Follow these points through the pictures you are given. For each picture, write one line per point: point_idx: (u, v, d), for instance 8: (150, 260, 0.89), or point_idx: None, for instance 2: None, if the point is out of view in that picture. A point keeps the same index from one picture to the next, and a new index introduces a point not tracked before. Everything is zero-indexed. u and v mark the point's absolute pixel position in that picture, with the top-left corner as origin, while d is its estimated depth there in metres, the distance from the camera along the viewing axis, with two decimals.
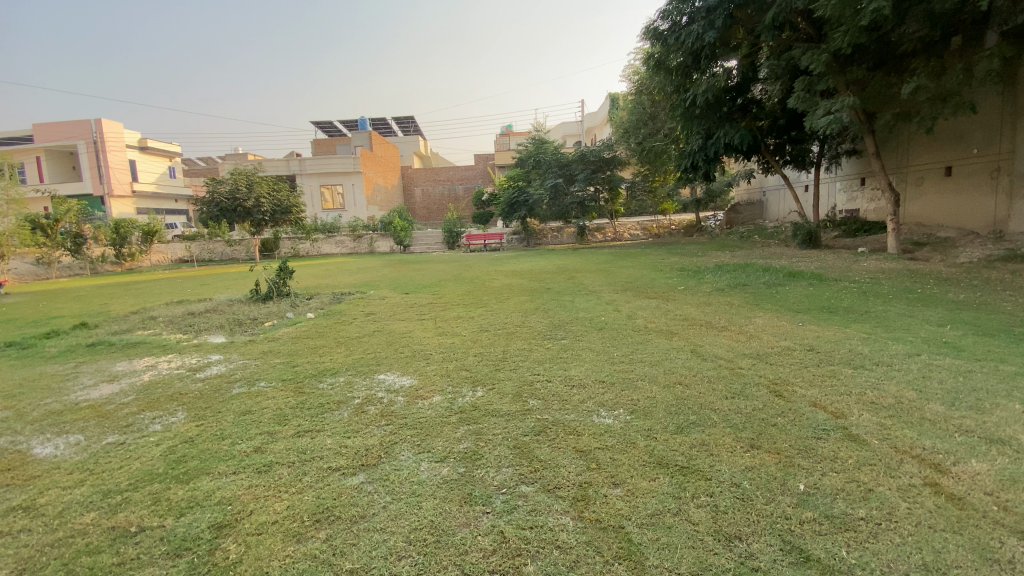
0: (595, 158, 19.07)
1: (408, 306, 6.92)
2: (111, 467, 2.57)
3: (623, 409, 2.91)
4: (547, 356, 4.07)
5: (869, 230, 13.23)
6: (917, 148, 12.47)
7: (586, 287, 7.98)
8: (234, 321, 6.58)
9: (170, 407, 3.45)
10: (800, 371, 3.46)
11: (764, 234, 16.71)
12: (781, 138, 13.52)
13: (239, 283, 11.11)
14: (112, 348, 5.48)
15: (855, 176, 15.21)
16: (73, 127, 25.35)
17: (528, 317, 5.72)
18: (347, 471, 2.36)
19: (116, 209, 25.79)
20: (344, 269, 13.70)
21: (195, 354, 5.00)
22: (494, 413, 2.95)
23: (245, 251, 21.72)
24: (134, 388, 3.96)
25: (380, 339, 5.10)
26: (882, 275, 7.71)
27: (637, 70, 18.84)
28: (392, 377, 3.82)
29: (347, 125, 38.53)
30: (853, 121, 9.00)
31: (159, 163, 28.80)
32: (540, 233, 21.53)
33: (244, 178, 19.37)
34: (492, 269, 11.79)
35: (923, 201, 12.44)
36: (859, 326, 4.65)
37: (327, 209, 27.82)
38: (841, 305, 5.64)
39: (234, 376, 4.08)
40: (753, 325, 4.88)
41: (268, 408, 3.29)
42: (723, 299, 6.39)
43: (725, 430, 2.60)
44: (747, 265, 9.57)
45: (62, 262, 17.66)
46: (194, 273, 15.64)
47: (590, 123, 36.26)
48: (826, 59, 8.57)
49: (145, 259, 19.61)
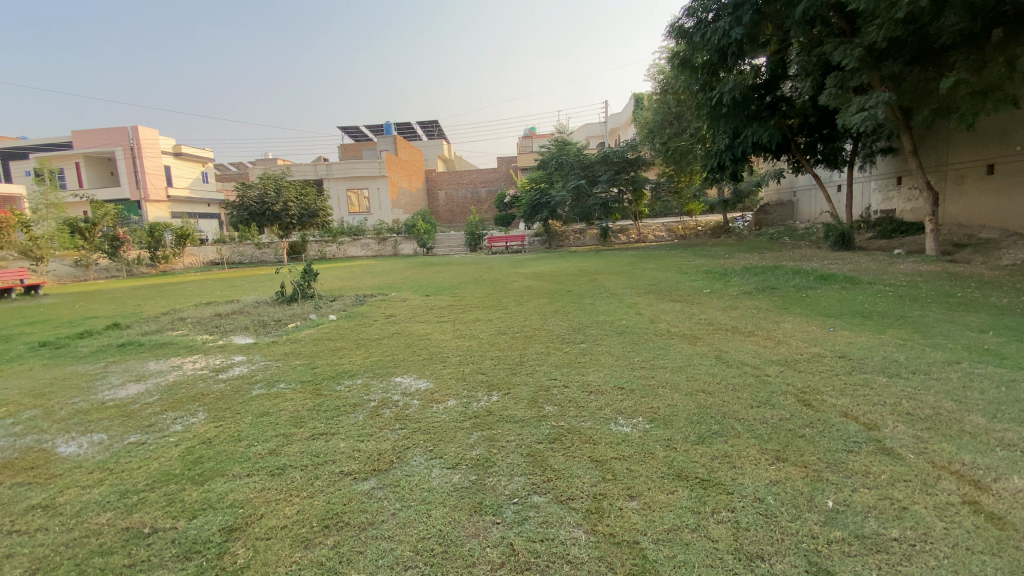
0: (618, 160, 18.87)
1: (428, 309, 6.93)
2: (129, 467, 2.62)
3: (642, 417, 2.83)
4: (565, 361, 4.00)
5: (905, 231, 12.71)
6: (957, 145, 11.92)
7: (608, 289, 7.86)
8: (259, 322, 6.71)
9: (191, 407, 3.52)
10: (830, 379, 3.30)
11: (794, 236, 16.25)
12: (812, 136, 13.13)
13: (265, 285, 11.33)
14: (141, 348, 5.64)
15: (890, 175, 14.66)
16: (112, 134, 26.38)
17: (547, 320, 5.65)
18: (359, 476, 2.34)
19: (152, 213, 26.71)
20: (367, 272, 13.86)
21: (218, 355, 5.10)
22: (508, 419, 2.89)
23: (273, 254, 22.23)
24: (159, 388, 4.06)
25: (399, 341, 5.11)
26: (920, 278, 7.38)
27: (661, 70, 18.57)
28: (409, 379, 3.80)
29: (373, 129, 39.10)
30: (888, 118, 8.65)
31: (192, 169, 29.73)
32: (562, 235, 21.48)
33: (272, 183, 19.83)
34: (513, 271, 11.76)
35: (964, 200, 11.87)
36: (894, 331, 4.43)
37: (353, 212, 28.25)
38: (876, 309, 5.41)
39: (255, 377, 4.13)
40: (780, 331, 4.71)
41: (286, 409, 3.30)
42: (749, 302, 6.20)
43: (748, 440, 2.49)
44: (775, 268, 9.30)
45: (100, 264, 18.37)
46: (224, 275, 16.06)
47: (614, 124, 35.96)
48: (860, 54, 8.25)
49: (178, 262, 20.26)
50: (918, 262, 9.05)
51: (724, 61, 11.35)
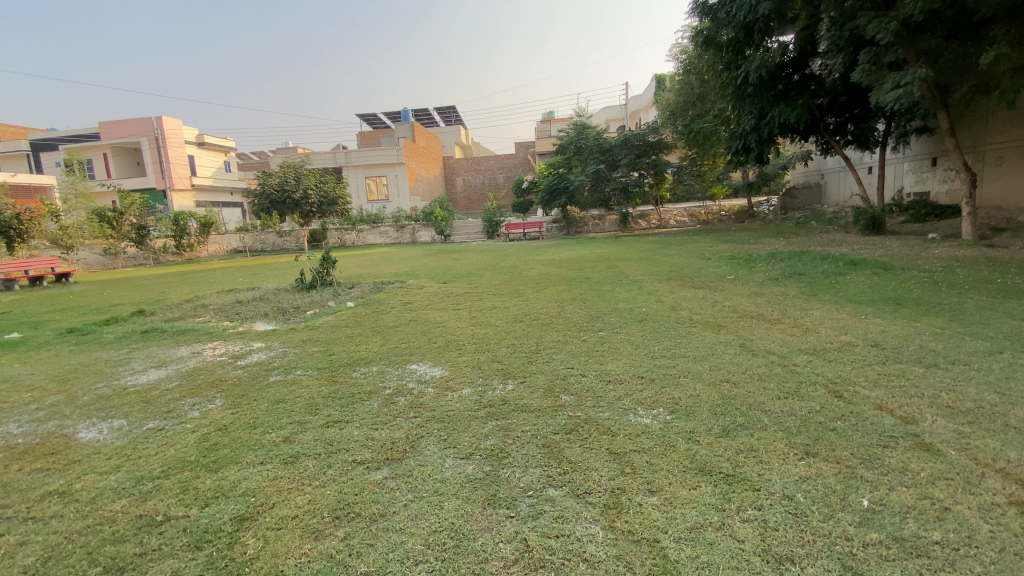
0: (639, 143, 18.47)
1: (445, 296, 6.88)
2: (146, 453, 2.64)
3: (663, 408, 2.73)
4: (583, 349, 3.91)
5: (940, 215, 12.19)
6: (996, 123, 11.34)
7: (628, 276, 7.70)
8: (278, 309, 6.76)
9: (209, 393, 3.54)
10: (862, 370, 3.15)
11: (822, 220, 15.73)
12: (842, 116, 12.63)
13: (285, 273, 11.45)
14: (163, 334, 5.73)
15: (925, 156, 14.05)
16: (137, 125, 26.86)
17: (565, 307, 5.56)
18: (372, 465, 2.30)
19: (177, 202, 27.22)
20: (386, 259, 13.86)
21: (238, 341, 5.14)
22: (524, 408, 2.82)
23: (294, 242, 22.50)
24: (179, 374, 4.10)
25: (415, 328, 5.07)
26: (956, 264, 7.05)
27: (684, 50, 18.04)
28: (424, 367, 3.75)
29: (391, 116, 39.03)
30: (925, 95, 8.23)
31: (215, 158, 30.15)
32: (581, 221, 21.29)
33: (292, 171, 19.96)
34: (530, 258, 11.65)
35: (1003, 181, 11.30)
36: (930, 320, 4.22)
37: (372, 200, 28.35)
38: (911, 296, 5.17)
39: (272, 364, 4.13)
40: (808, 318, 4.52)
41: (301, 396, 3.29)
42: (776, 289, 6.00)
43: (776, 433, 2.37)
44: (802, 253, 9.00)
45: (128, 253, 18.82)
46: (245, 263, 16.28)
47: (634, 107, 35.23)
48: (895, 28, 7.82)
49: (202, 250, 20.65)
50: (955, 247, 8.66)
51: (750, 39, 10.93)
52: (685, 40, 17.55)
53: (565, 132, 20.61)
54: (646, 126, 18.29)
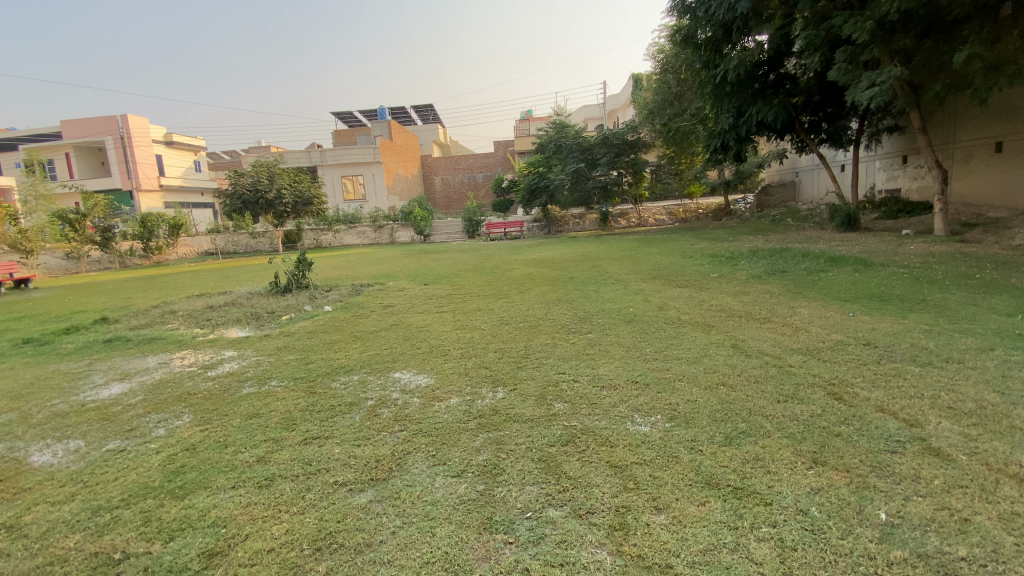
0: (618, 142, 18.47)
1: (427, 298, 6.70)
2: (105, 479, 2.41)
3: (661, 415, 2.61)
4: (573, 353, 3.77)
5: (912, 211, 12.47)
6: (965, 121, 11.63)
7: (612, 275, 7.62)
8: (251, 315, 6.47)
9: (177, 409, 3.30)
10: (859, 370, 3.09)
11: (797, 218, 15.98)
12: (816, 115, 12.82)
13: (260, 275, 11.07)
14: (128, 344, 5.40)
15: (896, 154, 14.37)
16: (101, 123, 25.84)
17: (551, 308, 5.44)
18: (355, 487, 2.13)
19: (144, 203, 26.28)
20: (364, 260, 13.55)
21: (208, 350, 4.86)
22: (516, 418, 2.67)
23: (268, 243, 21.94)
24: (144, 388, 3.83)
25: (397, 333, 4.87)
26: (933, 259, 7.17)
27: (661, 49, 18.11)
28: (408, 375, 3.57)
29: (367, 114, 38.41)
30: (900, 93, 8.35)
31: (184, 157, 29.21)
32: (561, 220, 21.24)
33: (265, 170, 19.39)
34: (512, 257, 11.51)
35: (971, 178, 11.61)
36: (918, 317, 4.21)
37: (348, 200, 27.83)
38: (894, 292, 5.19)
39: (245, 375, 3.89)
40: (797, 317, 4.48)
41: (277, 411, 3.08)
42: (761, 287, 5.98)
43: (780, 440, 2.28)
44: (783, 251, 9.06)
45: (92, 256, 18.07)
46: (218, 265, 15.75)
47: (611, 106, 35.44)
48: (871, 27, 7.91)
49: (172, 252, 19.95)
50: (929, 243, 8.83)
51: (728, 37, 10.96)
52: (662, 39, 17.61)
53: (544, 130, 20.51)
54: (624, 125, 18.31)
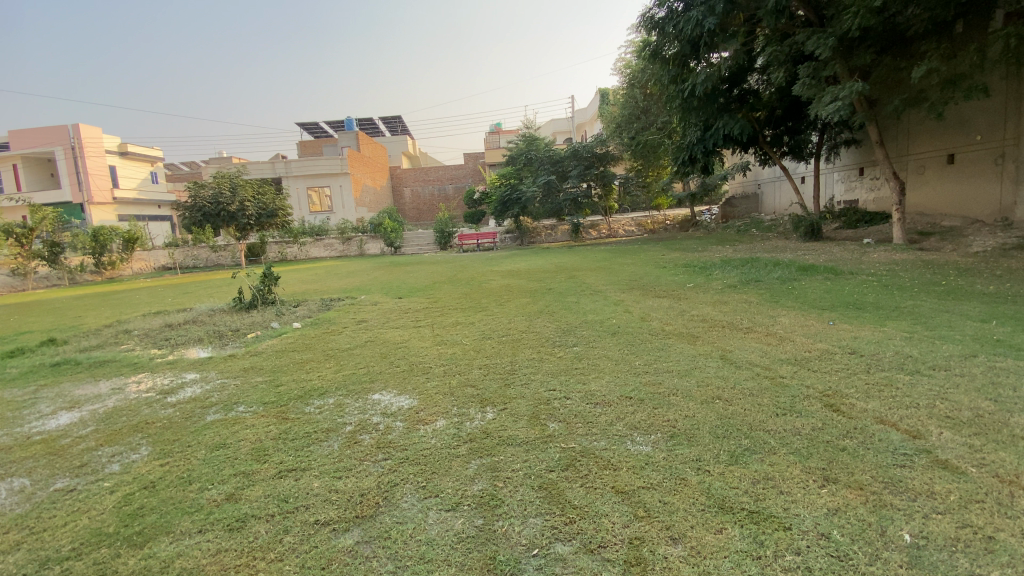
0: (587, 154, 18.65)
1: (403, 312, 6.48)
2: (53, 524, 2.12)
3: (661, 433, 2.50)
4: (561, 368, 3.64)
5: (871, 221, 12.96)
6: (918, 135, 12.22)
7: (590, 286, 7.58)
8: (215, 333, 6.09)
9: (133, 441, 3.00)
10: (851, 380, 3.07)
11: (762, 228, 16.43)
12: (778, 128, 13.22)
13: (223, 291, 10.59)
14: (78, 367, 4.98)
15: (853, 166, 14.98)
16: (49, 133, 24.54)
17: (533, 321, 5.32)
18: (339, 526, 1.94)
19: (97, 216, 25.01)
20: (333, 274, 13.15)
21: (167, 373, 4.51)
22: (509, 441, 2.52)
23: (230, 257, 21.18)
24: (96, 417, 3.48)
25: (373, 351, 4.64)
26: (898, 267, 7.41)
27: (628, 63, 18.48)
28: (389, 397, 3.36)
29: (334, 126, 37.82)
30: (860, 107, 8.67)
31: (140, 168, 28.01)
32: (533, 231, 21.24)
33: (228, 181, 18.72)
34: (487, 269, 11.39)
35: (925, 189, 12.20)
36: (896, 324, 4.27)
37: (315, 212, 27.19)
38: (868, 300, 5.29)
39: (210, 400, 3.59)
40: (780, 326, 4.48)
41: (246, 440, 2.82)
42: (739, 296, 6.02)
43: (787, 457, 2.20)
44: (754, 260, 9.23)
45: (39, 273, 16.97)
46: (176, 280, 15.05)
47: (580, 119, 36.03)
48: (833, 43, 8.22)
49: (126, 268, 18.97)
50: (890, 251, 9.16)
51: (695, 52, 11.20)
52: (630, 53, 17.97)
53: (515, 142, 20.57)
54: (594, 137, 18.53)
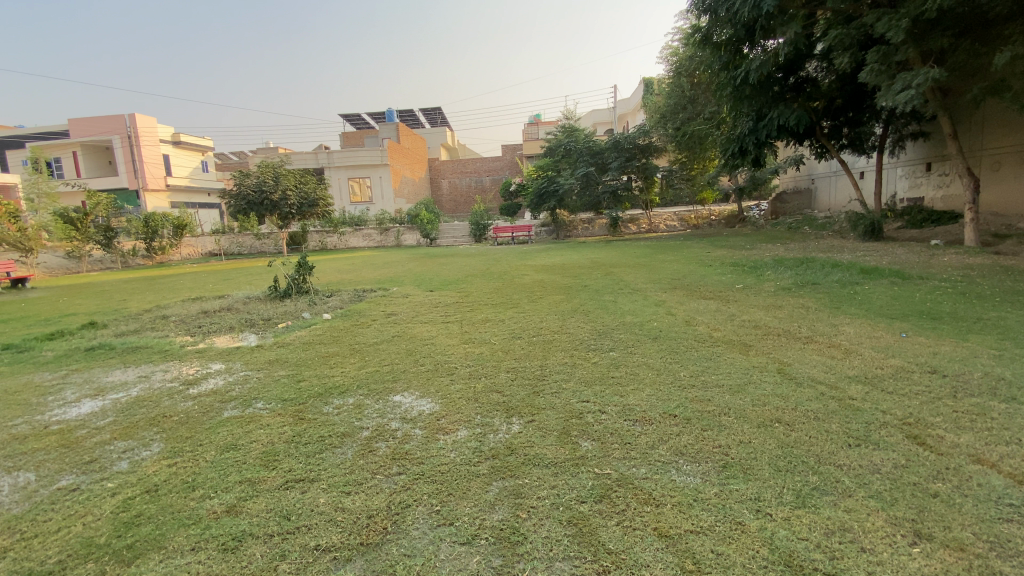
0: (629, 146, 18.02)
1: (433, 306, 6.31)
2: (46, 530, 2.02)
3: (711, 462, 2.17)
4: (596, 376, 3.34)
5: (938, 220, 11.95)
6: (995, 128, 11.17)
7: (628, 284, 7.20)
8: (246, 322, 6.07)
9: (146, 436, 2.91)
10: (935, 406, 2.64)
11: (815, 226, 15.49)
12: (837, 119, 12.38)
13: (260, 278, 10.71)
14: (111, 353, 5.03)
15: (919, 161, 13.90)
16: (109, 122, 25.72)
17: (567, 320, 5.03)
18: (340, 555, 1.72)
19: (151, 202, 26.15)
20: (369, 264, 13.17)
21: (195, 362, 4.47)
22: (536, 462, 2.24)
23: (273, 245, 21.53)
24: (116, 407, 3.43)
25: (399, 347, 4.45)
26: (974, 272, 6.72)
27: (674, 51, 17.69)
28: (410, 399, 3.15)
29: (374, 117, 38.22)
30: (935, 95, 7.87)
31: (191, 157, 29.06)
32: (570, 225, 20.81)
33: (270, 171, 19.12)
34: (521, 262, 11.11)
35: (1001, 186, 11.15)
36: (981, 338, 3.75)
37: (355, 202, 27.55)
38: (945, 309, 4.73)
39: (230, 394, 3.47)
40: (843, 337, 4.03)
41: (257, 442, 2.65)
42: (793, 300, 5.54)
43: (867, 503, 1.85)
44: (809, 260, 8.60)
45: (94, 256, 17.86)
46: (220, 266, 15.52)
47: (622, 110, 35.14)
48: (907, 25, 7.47)
49: (174, 253, 19.71)
50: (962, 254, 8.35)
51: (750, 36, 10.53)
52: (676, 41, 17.19)
53: (554, 133, 20.15)
54: (636, 129, 17.88)
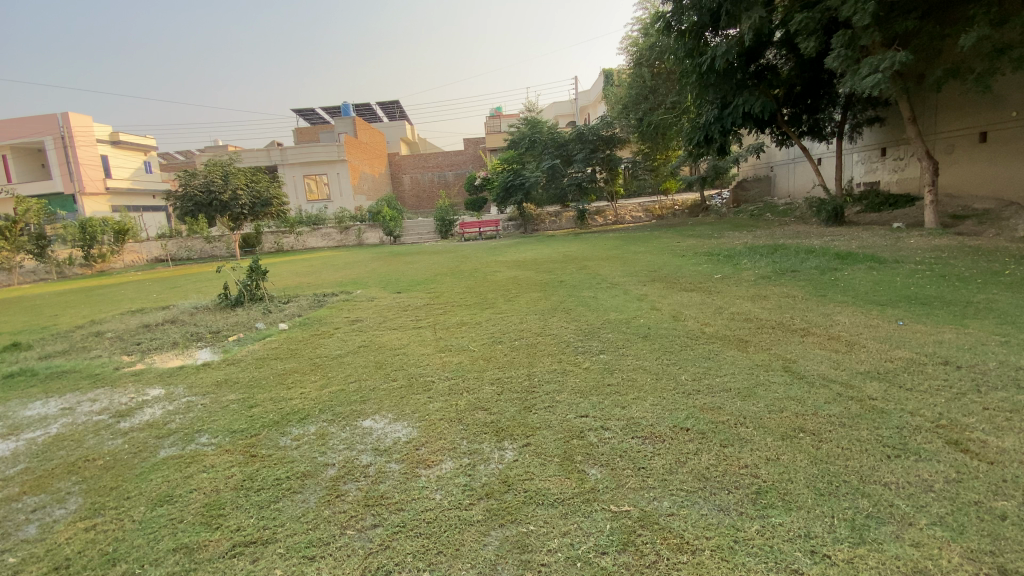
0: (593, 137, 17.80)
1: (401, 310, 5.88)
2: None
3: (742, 489, 1.87)
4: (590, 386, 2.99)
5: (895, 203, 12.22)
6: (948, 112, 11.49)
7: (605, 278, 6.93)
8: (192, 336, 5.46)
9: (62, 488, 2.39)
10: (962, 403, 2.43)
11: (777, 212, 15.75)
12: (797, 107, 12.47)
13: (211, 285, 9.95)
14: (32, 380, 4.37)
15: (874, 146, 14.25)
16: (37, 122, 23.75)
17: (548, 321, 4.70)
18: None
19: (90, 207, 24.37)
20: (328, 266, 12.47)
21: (130, 388, 3.88)
22: (539, 500, 1.89)
23: (225, 248, 20.39)
24: (26, 452, 2.86)
25: (366, 359, 4.00)
26: (944, 253, 6.76)
27: (635, 40, 17.55)
28: (382, 424, 2.73)
29: (329, 112, 36.87)
30: (899, 79, 7.89)
31: (132, 158, 27.23)
32: (537, 219, 20.55)
33: (219, 170, 17.95)
34: (491, 258, 10.74)
35: (955, 169, 11.48)
36: (979, 324, 3.63)
37: (312, 201, 26.47)
38: (932, 294, 4.63)
39: (169, 428, 2.96)
40: (840, 327, 3.84)
41: (200, 491, 2.19)
42: (777, 289, 5.38)
43: (934, 533, 1.58)
44: (781, 247, 8.56)
45: (25, 267, 16.42)
46: (166, 274, 14.45)
47: (583, 102, 35.09)
48: (873, 8, 7.43)
49: (117, 261, 18.28)
50: (927, 236, 8.48)
51: (714, 22, 10.41)
52: (637, 30, 17.08)
53: (517, 125, 19.77)
54: (600, 120, 17.70)
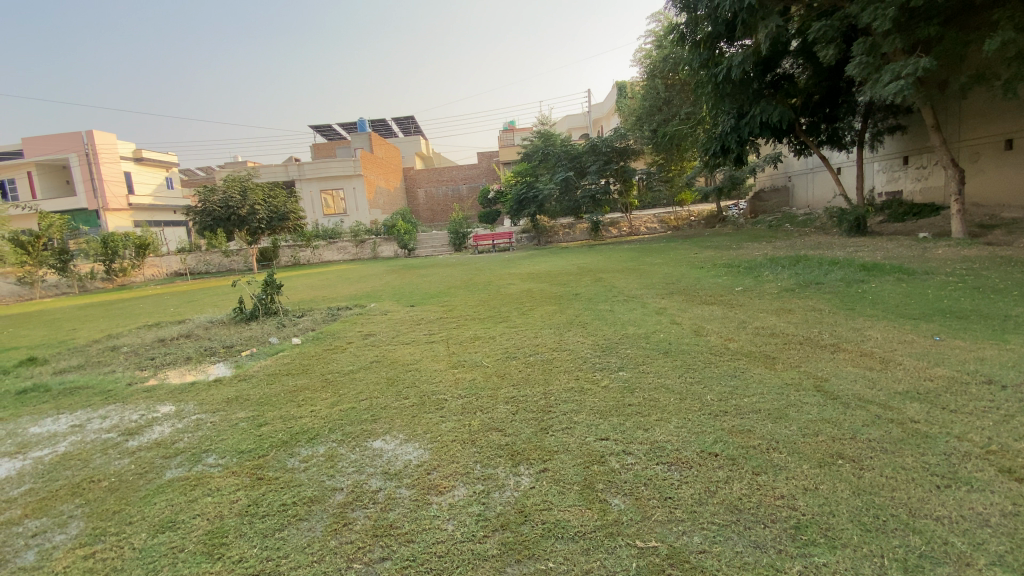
0: (607, 149, 17.57)
1: (414, 323, 5.81)
2: None
3: (779, 523, 1.72)
4: (610, 406, 2.85)
5: (920, 212, 11.89)
6: (973, 119, 11.20)
7: (621, 291, 6.78)
8: (206, 351, 5.44)
9: (66, 511, 2.32)
10: (1013, 427, 2.26)
11: (796, 223, 15.43)
12: (815, 116, 12.24)
13: (227, 299, 10.00)
14: (45, 396, 4.35)
15: (896, 155, 13.94)
16: (64, 140, 24.44)
17: (564, 335, 4.57)
18: None
19: (113, 222, 24.92)
20: (342, 279, 12.50)
21: (140, 405, 3.83)
22: (559, 533, 1.77)
23: (242, 262, 20.63)
24: (33, 471, 2.80)
25: (378, 376, 3.91)
26: (976, 264, 6.50)
27: (649, 52, 17.53)
28: (393, 446, 2.63)
29: (345, 128, 37.43)
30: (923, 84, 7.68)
31: (154, 174, 27.86)
32: (551, 231, 20.45)
33: (237, 185, 18.23)
34: (505, 271, 10.66)
35: (982, 177, 11.16)
36: (1022, 339, 3.42)
37: (328, 215, 26.76)
38: (968, 307, 4.41)
39: (177, 447, 2.90)
40: (872, 343, 3.66)
41: (205, 517, 2.11)
42: (802, 302, 5.19)
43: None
44: (803, 258, 8.34)
45: (49, 281, 16.78)
46: (184, 288, 14.62)
47: (597, 114, 35.15)
48: (894, 14, 7.27)
49: (137, 274, 18.60)
50: (955, 247, 8.19)
51: (730, 32, 10.31)
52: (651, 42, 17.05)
53: (531, 138, 19.79)
54: (613, 131, 17.63)
